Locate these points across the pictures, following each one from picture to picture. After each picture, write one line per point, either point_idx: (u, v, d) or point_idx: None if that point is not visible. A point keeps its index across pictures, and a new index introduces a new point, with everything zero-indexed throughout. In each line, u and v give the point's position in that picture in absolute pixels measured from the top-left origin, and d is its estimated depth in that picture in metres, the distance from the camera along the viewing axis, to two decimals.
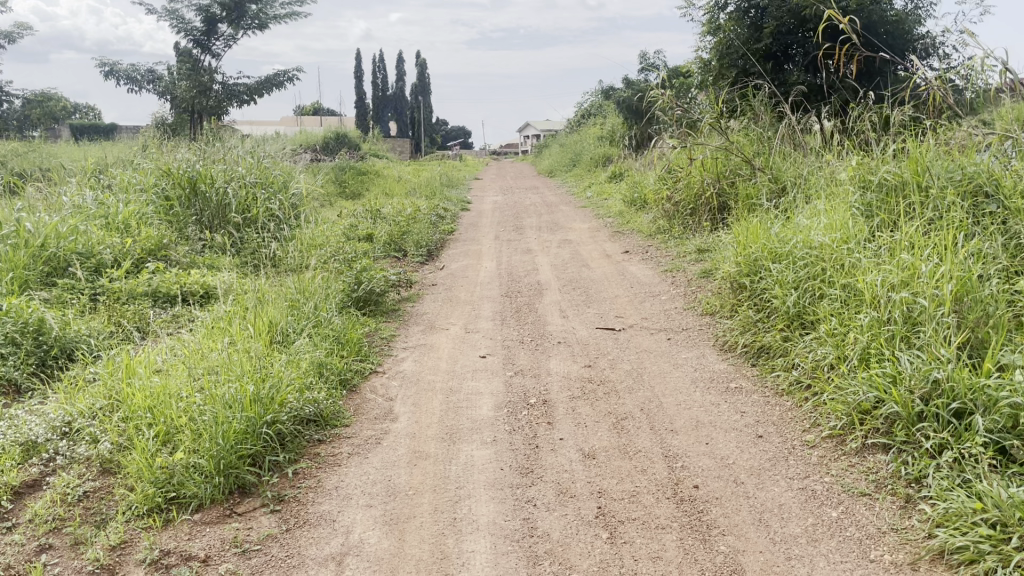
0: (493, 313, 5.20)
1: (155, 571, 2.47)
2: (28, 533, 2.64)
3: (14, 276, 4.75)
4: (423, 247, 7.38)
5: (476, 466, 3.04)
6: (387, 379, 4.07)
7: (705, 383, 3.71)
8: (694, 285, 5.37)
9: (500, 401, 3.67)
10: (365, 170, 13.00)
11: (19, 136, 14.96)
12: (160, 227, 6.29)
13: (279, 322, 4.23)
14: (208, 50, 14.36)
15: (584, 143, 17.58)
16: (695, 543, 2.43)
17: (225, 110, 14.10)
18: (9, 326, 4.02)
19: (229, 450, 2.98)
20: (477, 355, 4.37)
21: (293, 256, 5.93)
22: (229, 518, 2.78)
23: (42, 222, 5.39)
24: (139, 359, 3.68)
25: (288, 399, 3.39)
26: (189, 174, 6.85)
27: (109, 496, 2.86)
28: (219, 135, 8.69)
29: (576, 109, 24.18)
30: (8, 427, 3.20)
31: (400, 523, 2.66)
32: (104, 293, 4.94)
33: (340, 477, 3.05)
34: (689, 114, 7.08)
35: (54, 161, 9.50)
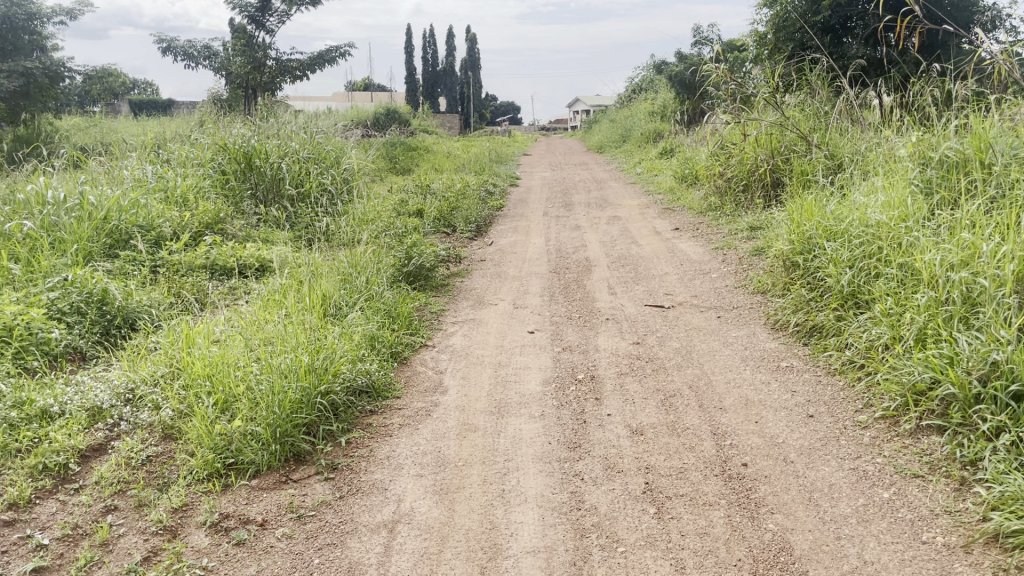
0: (541, 289, 5.22)
1: (215, 533, 2.56)
2: (95, 494, 2.75)
3: (80, 248, 4.90)
4: (472, 223, 7.43)
5: (524, 440, 3.07)
6: (437, 353, 4.13)
7: (756, 362, 3.68)
8: (746, 263, 5.32)
9: (548, 375, 3.71)
10: (415, 146, 13.08)
11: (81, 112, 15.30)
12: (216, 201, 6.44)
13: (332, 295, 4.31)
14: (262, 26, 14.50)
15: (635, 118, 17.39)
16: (743, 521, 2.43)
17: (278, 85, 14.31)
18: (75, 295, 4.16)
19: (285, 418, 3.07)
20: (525, 330, 4.40)
21: (345, 230, 6.02)
22: (285, 485, 2.86)
23: (104, 195, 5.54)
24: (199, 329, 3.80)
25: (341, 369, 3.47)
26: (245, 149, 6.98)
27: (171, 460, 2.97)
28: (273, 110, 8.82)
29: (628, 84, 23.88)
30: (75, 392, 3.34)
31: (450, 493, 2.72)
32: (164, 265, 5.09)
33: (392, 447, 3.11)
34: (743, 89, 6.97)
35: (115, 136, 9.75)
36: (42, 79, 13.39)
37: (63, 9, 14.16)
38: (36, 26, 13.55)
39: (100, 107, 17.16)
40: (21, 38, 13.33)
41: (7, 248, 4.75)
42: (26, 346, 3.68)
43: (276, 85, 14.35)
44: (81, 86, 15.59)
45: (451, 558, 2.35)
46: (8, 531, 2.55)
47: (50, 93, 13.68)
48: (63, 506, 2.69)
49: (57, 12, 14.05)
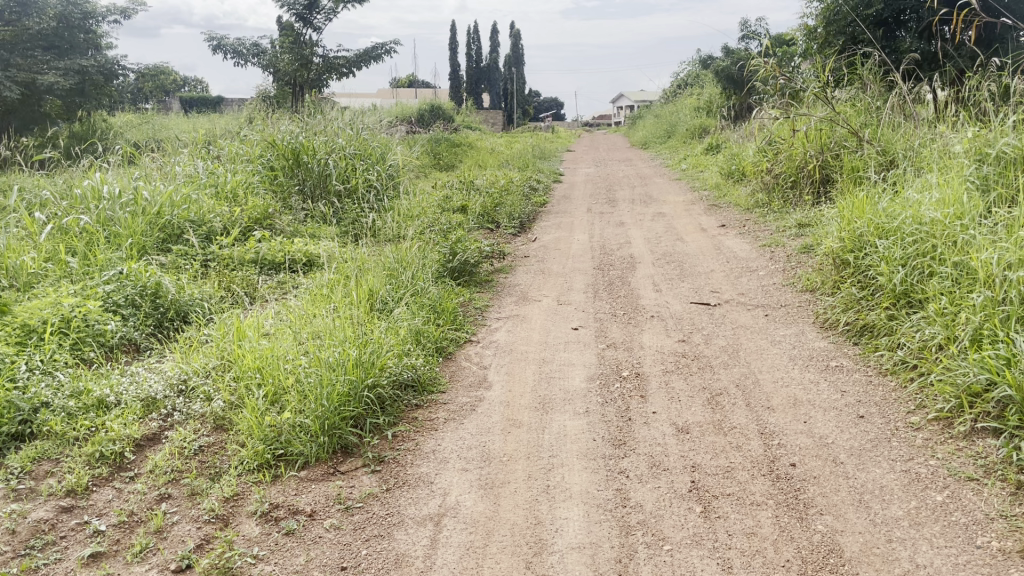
0: (585, 285, 5.21)
1: (265, 522, 2.61)
2: (150, 482, 2.83)
3: (134, 242, 5.03)
4: (515, 220, 7.45)
5: (569, 436, 3.08)
6: (481, 348, 4.15)
7: (804, 361, 3.63)
8: (794, 260, 5.24)
9: (593, 372, 3.70)
10: (459, 142, 13.13)
11: (133, 109, 15.66)
12: (265, 196, 6.55)
13: (379, 290, 4.35)
14: (310, 23, 14.66)
15: (680, 113, 17.24)
16: (791, 521, 2.41)
17: (324, 82, 14.48)
18: (130, 289, 4.27)
19: (333, 411, 3.12)
20: (569, 327, 4.39)
21: (391, 226, 6.07)
22: (333, 476, 2.91)
23: (157, 191, 5.67)
24: (249, 323, 3.87)
25: (388, 363, 3.51)
26: (293, 146, 7.09)
27: (222, 451, 3.04)
28: (320, 107, 8.93)
29: (673, 79, 23.65)
30: (130, 382, 3.43)
31: (494, 488, 2.73)
32: (215, 260, 5.20)
33: (438, 441, 3.14)
34: (792, 83, 6.87)
35: (167, 133, 9.96)
36: (97, 77, 13.73)
37: (118, 8, 14.52)
38: (92, 25, 13.89)
39: (152, 104, 17.55)
40: (77, 37, 13.68)
41: (65, 242, 4.89)
42: (84, 338, 3.79)
43: (323, 82, 14.52)
44: (134, 83, 15.94)
45: (496, 552, 2.36)
46: (67, 516, 2.63)
47: (105, 90, 14.03)
48: (119, 493, 2.77)
49: (112, 11, 14.38)
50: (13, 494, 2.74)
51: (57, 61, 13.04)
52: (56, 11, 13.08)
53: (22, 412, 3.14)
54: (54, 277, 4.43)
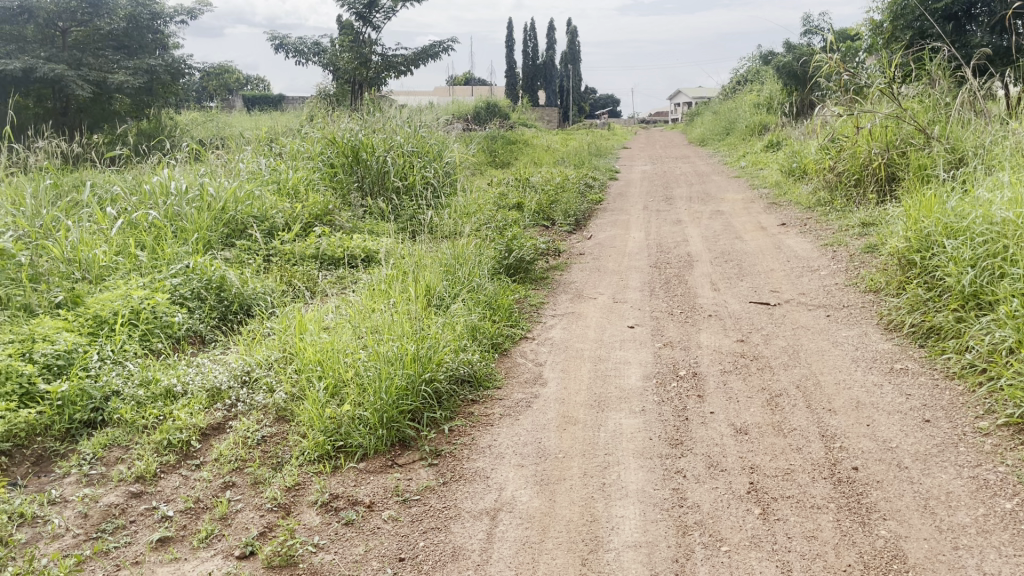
0: (641, 284, 5.18)
1: (325, 512, 2.67)
2: (215, 471, 2.91)
3: (200, 237, 5.18)
4: (571, 217, 7.45)
5: (625, 434, 3.07)
6: (536, 345, 4.16)
7: (868, 363, 3.55)
8: (858, 260, 5.13)
9: (649, 371, 3.68)
10: (515, 139, 13.16)
11: (197, 107, 16.07)
12: (325, 193, 6.66)
13: (435, 286, 4.40)
14: (369, 22, 14.83)
15: (740, 110, 16.99)
16: (853, 526, 2.36)
17: (383, 81, 14.64)
18: (196, 282, 4.40)
19: (391, 405, 3.17)
20: (625, 325, 4.37)
21: (448, 223, 6.13)
22: (390, 468, 2.95)
23: (222, 187, 5.83)
24: (310, 317, 3.95)
25: (445, 358, 3.55)
26: (353, 143, 7.20)
27: (284, 441, 3.11)
28: (378, 104, 9.05)
29: (733, 75, 23.33)
30: (196, 373, 3.54)
31: (550, 484, 2.74)
32: (277, 254, 5.33)
33: (494, 437, 3.16)
34: (857, 79, 6.73)
35: (230, 130, 10.20)
36: (165, 76, 14.12)
37: (184, 9, 14.91)
38: (160, 25, 14.29)
39: (215, 103, 17.99)
40: (146, 36, 14.09)
41: (135, 236, 5.05)
42: (152, 329, 3.91)
43: (382, 80, 14.68)
44: (199, 82, 16.33)
45: (551, 548, 2.37)
46: (137, 502, 2.72)
47: (172, 89, 14.43)
48: (185, 480, 2.86)
49: (179, 12, 14.77)
50: (87, 479, 2.85)
51: (127, 61, 13.44)
52: (125, 12, 13.47)
53: (94, 400, 3.27)
54: (124, 270, 4.58)
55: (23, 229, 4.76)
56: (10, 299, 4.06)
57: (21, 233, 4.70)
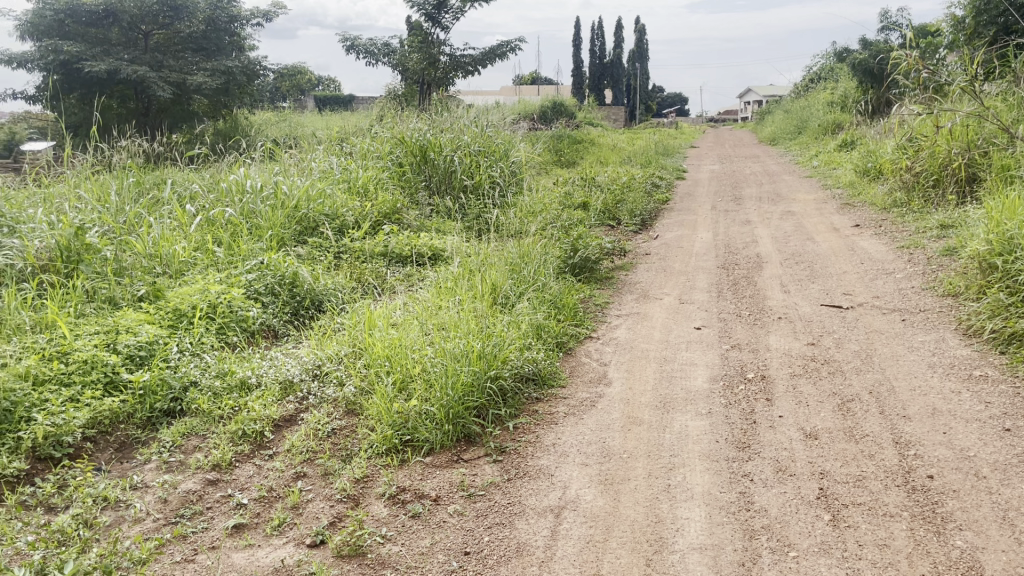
0: (708, 285, 5.12)
1: (392, 504, 2.72)
2: (287, 461, 3.00)
3: (274, 234, 5.34)
4: (637, 217, 7.40)
5: (691, 436, 3.04)
6: (601, 345, 4.15)
7: (945, 369, 3.45)
8: (935, 263, 4.98)
9: (716, 373, 3.64)
10: (581, 138, 13.12)
11: (271, 107, 16.47)
12: (393, 191, 6.77)
13: (501, 284, 4.44)
14: (438, 23, 14.98)
15: (812, 108, 16.61)
16: (927, 535, 2.30)
17: (451, 81, 14.75)
18: (270, 278, 4.54)
19: (457, 401, 3.22)
20: (692, 326, 4.33)
21: (514, 221, 6.16)
22: (456, 464, 3.00)
23: (295, 185, 5.99)
24: (379, 313, 4.03)
25: (510, 356, 3.58)
26: (421, 143, 7.31)
27: (353, 434, 3.18)
28: (446, 104, 9.15)
29: (806, 73, 22.82)
30: (270, 366, 3.66)
31: (615, 484, 2.74)
32: (347, 252, 5.45)
33: (558, 435, 3.17)
34: (936, 76, 6.52)
35: (302, 130, 10.42)
36: (240, 78, 14.52)
37: (260, 12, 15.32)
38: (237, 28, 14.64)
39: (288, 103, 18.43)
40: (223, 39, 14.49)
41: (213, 233, 5.23)
42: (228, 323, 4.04)
43: (450, 80, 14.79)
44: (273, 83, 16.73)
45: (616, 547, 2.38)
46: (213, 489, 2.83)
47: (247, 89, 14.83)
48: (259, 470, 2.95)
49: (254, 14, 15.17)
50: (166, 466, 2.97)
51: (205, 62, 13.84)
52: (204, 15, 13.90)
53: (174, 391, 3.41)
54: (202, 266, 4.74)
55: (109, 225, 4.96)
56: (96, 292, 4.25)
57: (106, 229, 4.91)
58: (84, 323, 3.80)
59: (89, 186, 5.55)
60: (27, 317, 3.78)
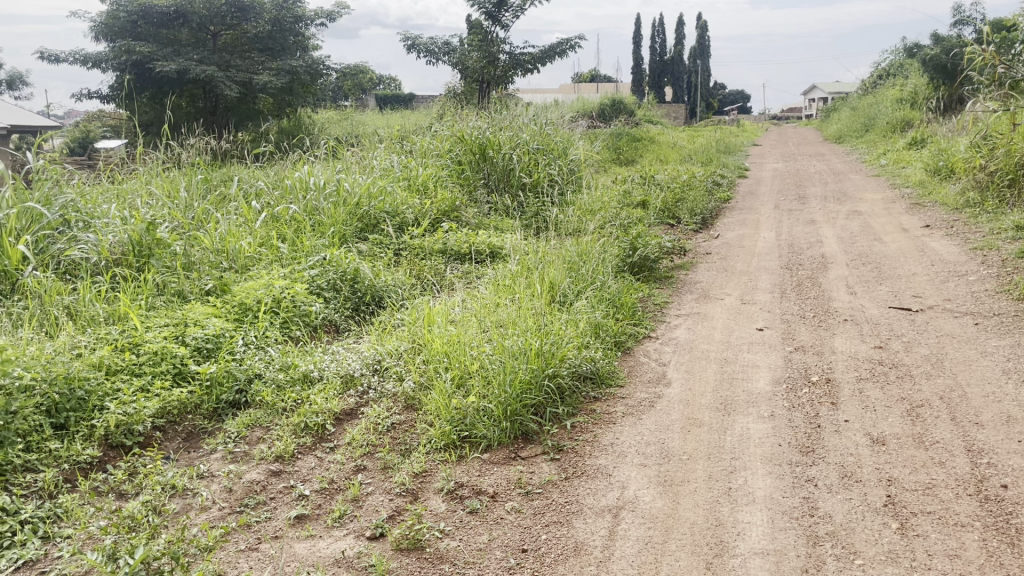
0: (771, 285, 5.02)
1: (450, 499, 2.74)
2: (347, 454, 3.04)
3: (337, 231, 5.43)
4: (697, 216, 7.30)
5: (752, 439, 2.99)
6: (659, 345, 4.11)
7: (1021, 375, 3.32)
8: (1011, 266, 4.80)
9: (779, 376, 3.57)
10: (641, 137, 13.02)
11: (334, 106, 16.74)
12: (453, 189, 6.82)
13: (560, 283, 4.44)
14: (498, 21, 15.01)
15: (880, 106, 16.16)
16: (1001, 546, 2.22)
17: (510, 79, 14.76)
18: (332, 273, 4.62)
19: (515, 398, 3.22)
20: (754, 327, 4.26)
21: (572, 220, 6.14)
22: (514, 461, 3.00)
23: (357, 183, 6.08)
24: (438, 309, 4.07)
25: (568, 355, 3.57)
26: (480, 141, 7.34)
27: (412, 429, 3.22)
28: (505, 103, 9.18)
29: (874, 70, 22.21)
30: (332, 360, 3.72)
31: (674, 486, 2.71)
32: (407, 249, 5.51)
33: (617, 435, 3.15)
34: (1014, 71, 6.28)
35: (363, 129, 10.57)
36: (304, 77, 14.71)
37: (324, 12, 15.58)
38: (301, 28, 14.90)
39: (349, 103, 18.69)
40: (288, 39, 14.69)
41: (277, 229, 5.34)
42: (292, 317, 4.13)
43: (509, 78, 14.77)
44: (336, 83, 16.99)
45: (674, 550, 2.35)
46: (276, 480, 2.88)
47: (311, 89, 15.08)
48: (320, 462, 3.01)
49: (318, 15, 15.42)
50: (231, 456, 3.04)
51: (271, 62, 14.04)
52: (270, 16, 14.17)
53: (239, 382, 3.49)
54: (267, 261, 4.85)
55: (178, 221, 5.11)
56: (166, 285, 4.37)
57: (175, 224, 5.06)
58: (155, 316, 3.92)
59: (160, 183, 5.73)
60: (101, 309, 3.92)
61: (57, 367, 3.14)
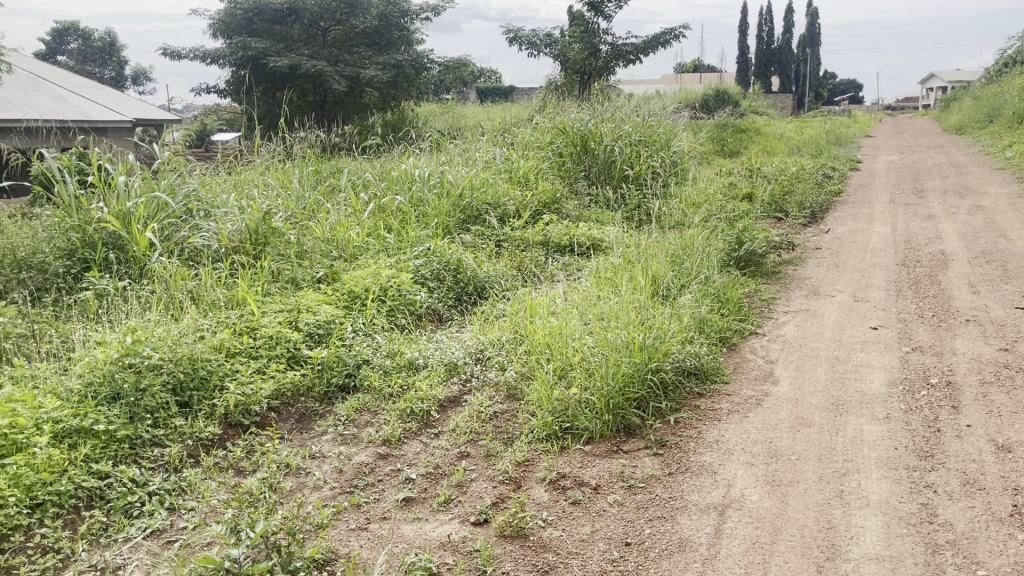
0: (886, 283, 4.82)
1: (553, 489, 2.75)
2: (452, 440, 3.11)
3: (440, 222, 5.54)
4: (807, 209, 7.08)
5: (866, 441, 2.89)
6: (767, 341, 4.01)
7: None
8: None
9: (895, 377, 3.43)
10: (746, 127, 12.70)
11: (437, 99, 17.00)
12: (554, 181, 6.84)
13: (663, 277, 4.39)
14: (601, 12, 14.89)
15: (1007, 94, 15.21)
16: None
17: (612, 70, 14.64)
18: (437, 264, 4.72)
19: (618, 391, 3.21)
20: (867, 325, 4.10)
21: (675, 212, 6.05)
22: (616, 454, 2.99)
23: (460, 175, 6.18)
24: (539, 301, 4.09)
25: (672, 349, 3.51)
26: (582, 133, 7.34)
27: (514, 418, 3.25)
28: (608, 94, 9.12)
29: (1000, 55, 20.90)
30: (436, 348, 3.80)
31: (782, 486, 2.65)
32: (508, 240, 5.57)
33: (722, 432, 3.10)
34: None
35: (466, 122, 10.72)
36: (410, 70, 14.70)
37: (429, 6, 15.83)
38: (406, 23, 15.17)
39: (452, 95, 18.94)
40: (394, 33, 14.97)
41: (384, 220, 5.49)
42: (397, 305, 4.22)
43: (611, 69, 14.65)
44: (439, 76, 17.25)
45: (784, 551, 2.30)
46: (383, 462, 2.97)
47: (416, 83, 15.20)
48: (426, 447, 3.08)
49: (424, 9, 15.68)
50: (341, 438, 3.15)
51: (377, 56, 14.33)
52: (377, 11, 14.47)
53: (348, 367, 3.61)
54: (374, 251, 4.97)
55: (291, 211, 5.33)
56: (281, 273, 4.56)
57: (289, 214, 5.28)
58: (270, 301, 4.09)
59: (275, 174, 5.97)
60: (221, 294, 4.12)
61: (182, 348, 3.33)
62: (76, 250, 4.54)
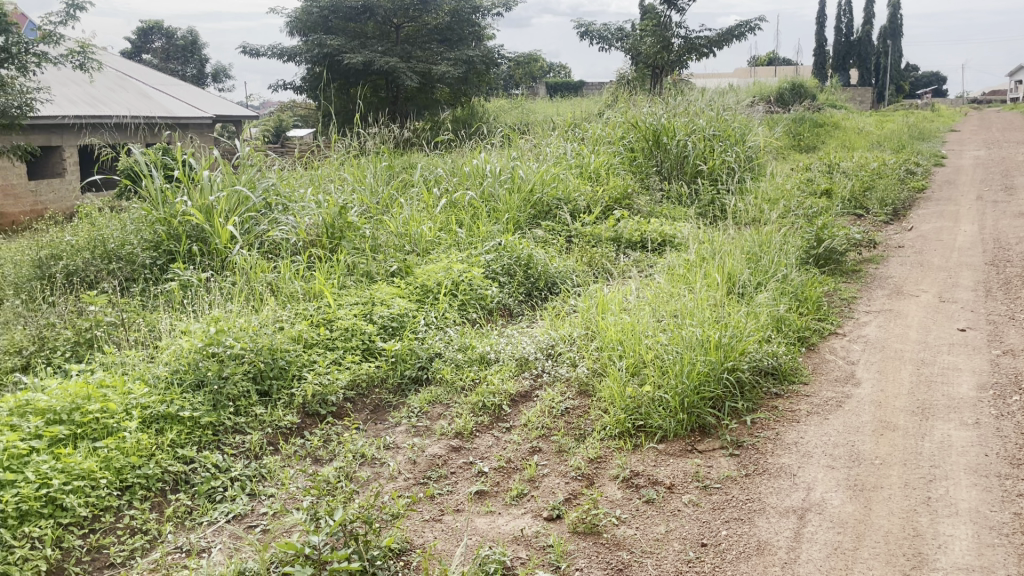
0: (974, 283, 4.62)
1: (626, 487, 2.73)
2: (523, 435, 3.11)
3: (511, 218, 5.55)
4: (888, 206, 6.85)
5: (955, 447, 2.78)
6: (848, 342, 3.90)
7: None
8: None
9: (985, 381, 3.29)
10: (824, 122, 12.35)
11: (507, 95, 17.04)
12: (625, 176, 6.78)
13: (739, 273, 4.30)
14: (674, 5, 14.70)
15: None
16: None
17: (684, 64, 14.44)
18: (508, 259, 4.73)
19: (693, 390, 3.16)
20: (954, 327, 3.94)
21: (750, 207, 5.93)
22: (690, 453, 2.95)
23: (531, 171, 6.18)
24: (612, 297, 4.05)
25: (749, 348, 3.44)
26: (655, 128, 7.25)
27: (586, 414, 3.23)
28: (681, 88, 8.99)
29: None
30: (508, 343, 3.81)
31: (866, 491, 2.57)
32: (579, 236, 5.55)
33: (801, 434, 3.02)
34: None
35: (537, 117, 10.71)
36: (480, 66, 14.83)
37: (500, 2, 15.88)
38: (478, 18, 15.25)
39: (522, 90, 18.94)
40: (465, 29, 15.06)
41: (456, 215, 5.53)
42: (469, 299, 4.25)
43: (683, 63, 14.45)
44: (510, 72, 17.30)
45: (867, 557, 2.23)
46: (456, 455, 2.99)
47: (486, 78, 15.25)
48: (498, 441, 3.09)
49: (495, 5, 15.73)
50: (415, 430, 3.18)
51: (449, 52, 14.45)
52: (449, 7, 14.58)
53: (421, 359, 3.64)
54: (446, 245, 5.01)
55: (366, 205, 5.41)
56: (356, 266, 4.63)
57: (364, 208, 5.37)
58: (346, 294, 4.16)
59: (350, 169, 6.07)
60: (299, 287, 4.21)
61: (263, 338, 3.42)
62: (162, 242, 4.70)
